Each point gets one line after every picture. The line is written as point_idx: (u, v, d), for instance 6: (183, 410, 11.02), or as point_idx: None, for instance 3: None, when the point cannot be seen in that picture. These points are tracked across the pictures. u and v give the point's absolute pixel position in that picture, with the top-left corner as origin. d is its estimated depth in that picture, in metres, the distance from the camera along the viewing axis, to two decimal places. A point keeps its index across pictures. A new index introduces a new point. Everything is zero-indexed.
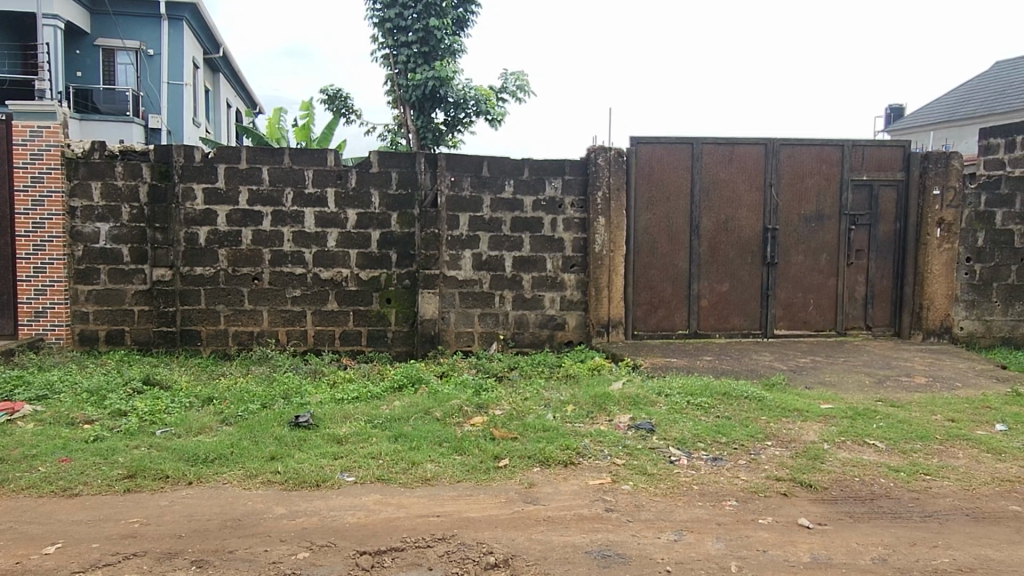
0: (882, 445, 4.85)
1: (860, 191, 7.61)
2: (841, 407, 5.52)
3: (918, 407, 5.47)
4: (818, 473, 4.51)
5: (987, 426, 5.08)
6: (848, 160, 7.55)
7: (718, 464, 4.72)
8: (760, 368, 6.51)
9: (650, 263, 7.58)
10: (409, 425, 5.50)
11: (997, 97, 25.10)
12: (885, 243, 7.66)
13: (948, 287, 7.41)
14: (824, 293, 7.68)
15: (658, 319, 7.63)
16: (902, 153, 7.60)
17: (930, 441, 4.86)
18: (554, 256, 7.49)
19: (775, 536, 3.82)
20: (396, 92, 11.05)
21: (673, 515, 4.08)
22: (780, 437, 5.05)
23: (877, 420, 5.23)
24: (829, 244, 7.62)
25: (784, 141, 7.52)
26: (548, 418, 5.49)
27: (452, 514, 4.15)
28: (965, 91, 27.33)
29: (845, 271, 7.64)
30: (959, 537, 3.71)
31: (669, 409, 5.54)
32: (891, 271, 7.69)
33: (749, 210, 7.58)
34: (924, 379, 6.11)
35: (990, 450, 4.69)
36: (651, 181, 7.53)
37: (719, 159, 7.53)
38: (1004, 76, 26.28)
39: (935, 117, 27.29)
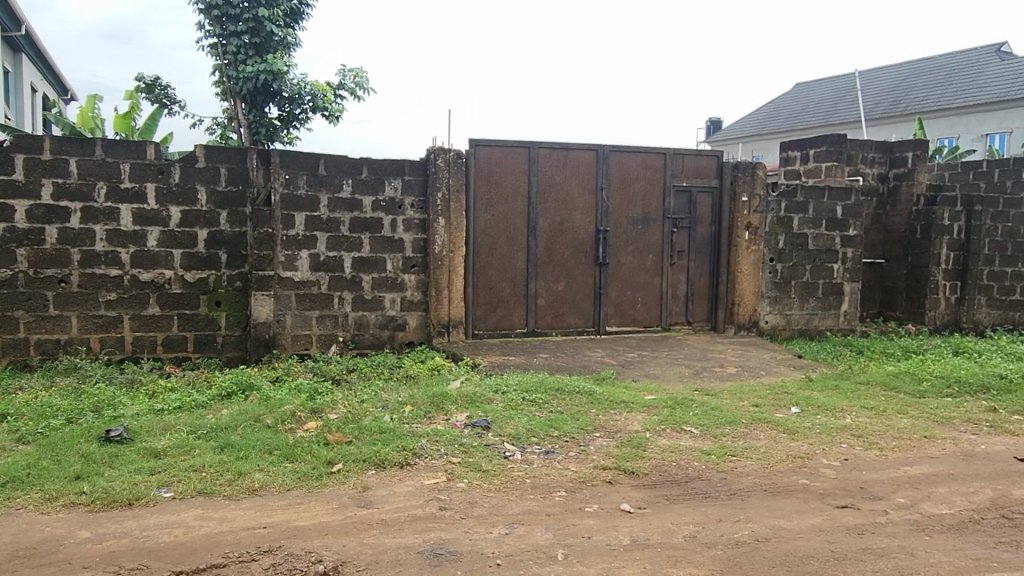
0: (696, 431, 5.25)
1: (680, 196, 8.20)
2: (663, 397, 5.92)
3: (728, 395, 5.98)
4: (640, 460, 4.80)
5: (784, 409, 5.65)
6: (670, 167, 8.11)
7: (549, 457, 4.90)
8: (592, 364, 6.83)
9: (489, 264, 7.71)
10: (237, 434, 5.22)
11: (799, 115, 28.06)
12: (703, 244, 8.30)
13: (755, 285, 8.16)
14: (650, 292, 8.20)
15: (497, 318, 7.78)
16: (715, 162, 8.28)
17: (737, 425, 5.34)
18: (394, 256, 7.42)
19: (600, 522, 4.02)
20: (225, 84, 10.45)
21: (506, 509, 4.18)
22: (607, 429, 5.32)
23: (693, 408, 5.66)
24: (654, 246, 8.14)
25: (614, 148, 7.94)
26: (384, 420, 5.42)
27: (280, 523, 3.99)
28: (773, 107, 30.27)
29: (668, 271, 8.19)
30: (758, 510, 4.10)
31: (504, 406, 5.67)
32: (707, 270, 8.34)
33: (582, 212, 7.92)
34: (734, 369, 6.70)
35: (786, 431, 5.21)
36: (490, 182, 7.66)
37: (554, 163, 7.81)
38: (804, 95, 29.42)
39: (748, 129, 29.97)
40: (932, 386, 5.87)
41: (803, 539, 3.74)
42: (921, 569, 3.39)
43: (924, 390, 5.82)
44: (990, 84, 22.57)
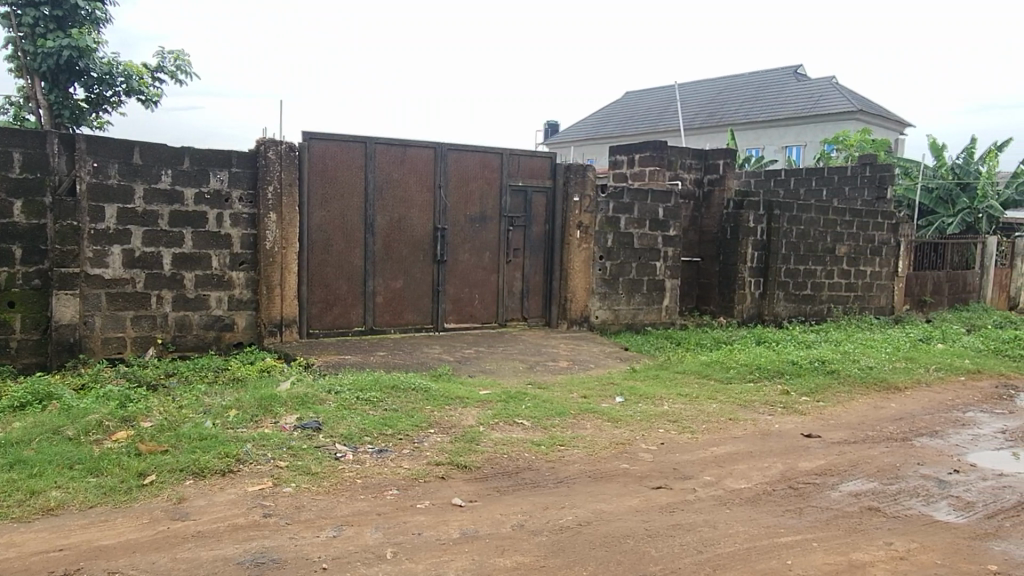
0: (528, 423, 5.42)
1: (516, 196, 8.41)
2: (497, 391, 6.05)
3: (559, 387, 6.23)
4: (472, 454, 4.87)
5: (610, 399, 5.98)
6: (507, 167, 8.29)
7: (383, 455, 4.84)
8: (429, 361, 6.84)
9: (324, 261, 7.48)
10: (31, 449, 4.68)
11: (629, 122, 29.76)
12: (538, 243, 8.57)
13: (586, 281, 8.55)
14: (488, 288, 8.34)
15: (333, 317, 7.57)
16: (550, 163, 8.57)
17: (566, 415, 5.57)
18: (220, 253, 7.00)
19: (430, 518, 4.03)
20: (19, 59, 9.33)
21: (335, 511, 4.08)
22: (441, 424, 5.35)
23: (525, 401, 5.84)
24: (491, 243, 8.29)
25: (451, 146, 7.98)
26: (205, 426, 5.10)
27: (79, 545, 3.63)
28: (606, 112, 31.87)
29: (505, 268, 8.38)
30: (582, 496, 4.31)
31: (337, 406, 5.53)
32: (543, 268, 8.63)
33: (420, 210, 7.90)
34: (565, 362, 6.98)
35: (610, 419, 5.51)
36: (325, 177, 7.43)
37: (391, 159, 7.72)
38: (633, 102, 31.25)
39: (584, 132, 31.33)
40: (738, 373, 6.46)
41: (621, 520, 3.97)
42: (722, 539, 3.72)
43: (730, 376, 6.39)
44: (788, 102, 25.21)
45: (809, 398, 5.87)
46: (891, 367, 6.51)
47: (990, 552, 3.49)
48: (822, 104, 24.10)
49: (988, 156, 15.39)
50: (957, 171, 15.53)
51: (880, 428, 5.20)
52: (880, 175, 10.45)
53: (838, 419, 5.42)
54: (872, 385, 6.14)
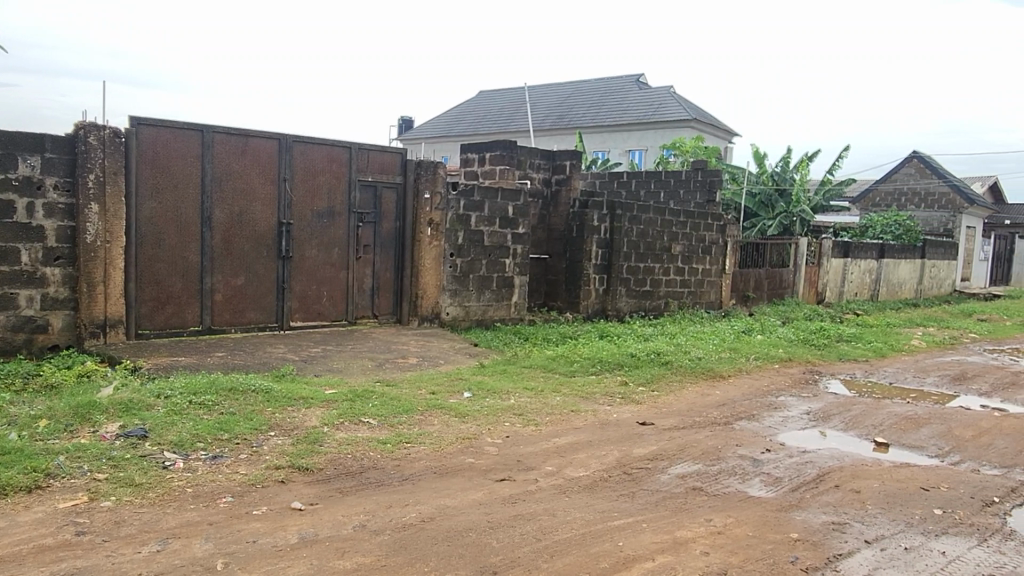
0: (373, 421, 5.34)
1: (365, 191, 8.26)
2: (343, 391, 5.92)
3: (407, 384, 6.21)
4: (314, 456, 4.73)
5: (457, 394, 6.03)
6: (355, 162, 8.12)
7: (217, 462, 4.59)
8: (272, 361, 6.56)
9: (155, 257, 6.96)
10: None
11: (483, 120, 30.09)
12: (387, 239, 8.47)
13: (437, 278, 8.55)
14: (336, 285, 8.13)
15: (165, 316, 7.06)
16: (400, 159, 8.49)
17: (413, 413, 5.55)
18: (31, 247, 6.30)
19: (267, 524, 3.86)
20: None
21: (160, 524, 3.81)
22: (282, 427, 5.15)
23: (372, 399, 5.75)
24: (339, 240, 8.09)
25: (296, 138, 7.70)
26: (9, 439, 4.58)
27: None
28: (460, 109, 32.02)
29: (354, 265, 8.21)
30: (426, 492, 4.31)
31: (167, 411, 5.17)
32: (393, 265, 8.54)
33: (263, 204, 7.55)
34: (415, 359, 6.96)
35: (457, 415, 5.56)
36: (156, 166, 6.90)
37: (231, 150, 7.31)
38: (487, 101, 31.64)
39: (438, 128, 31.31)
40: (580, 366, 6.73)
41: (463, 514, 4.01)
42: (559, 526, 3.85)
43: (574, 369, 6.65)
44: (632, 108, 26.56)
45: (644, 388, 6.23)
46: (717, 357, 7.05)
47: (793, 521, 3.87)
48: (662, 111, 25.60)
49: (802, 167, 16.97)
50: (776, 178, 17.05)
51: (706, 413, 5.61)
52: (711, 180, 11.12)
53: (670, 406, 5.79)
54: (700, 374, 6.62)
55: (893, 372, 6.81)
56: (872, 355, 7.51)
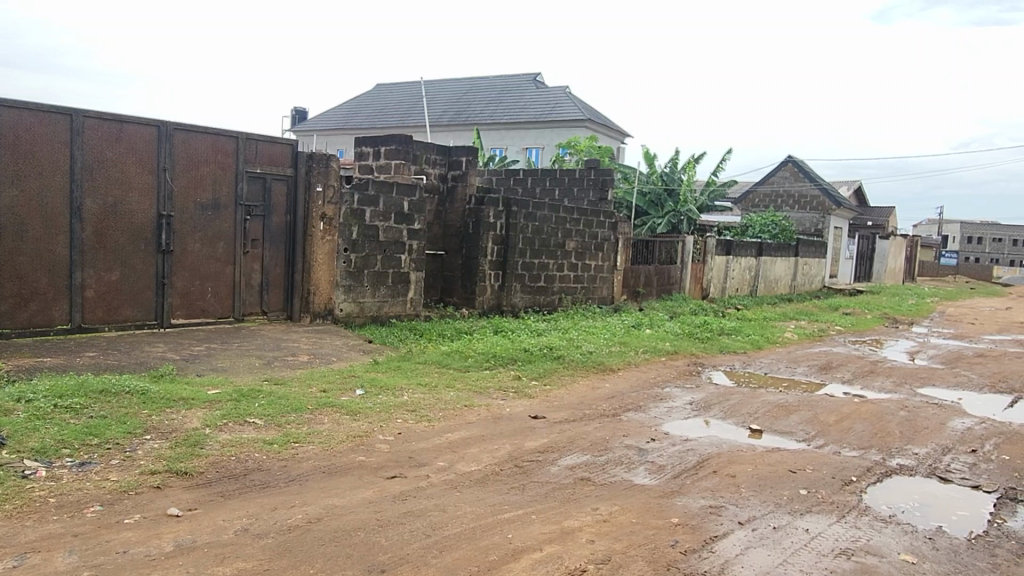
0: (260, 421, 5.16)
1: (253, 183, 7.95)
2: (227, 390, 5.68)
3: (297, 382, 6.03)
4: (195, 459, 4.51)
5: (350, 392, 5.92)
6: (243, 152, 7.81)
7: (85, 469, 4.28)
8: (150, 361, 6.21)
9: (16, 250, 6.40)
10: None
11: (380, 113, 29.62)
12: (277, 233, 8.18)
13: (329, 274, 8.40)
14: (222, 281, 7.79)
15: (29, 314, 6.52)
16: (291, 151, 8.23)
17: (302, 411, 5.40)
18: None
19: (140, 533, 3.65)
20: None
21: (18, 538, 3.52)
22: (160, 430, 4.88)
23: (259, 398, 5.55)
24: (226, 233, 7.75)
25: (178, 126, 7.31)
26: None
27: None
28: (356, 102, 31.36)
29: (241, 259, 7.89)
30: (314, 492, 4.20)
31: (28, 416, 4.78)
32: (283, 260, 8.27)
33: (141, 194, 7.11)
34: (306, 357, 6.77)
35: (348, 412, 5.45)
36: (17, 152, 6.35)
37: (104, 136, 6.84)
38: (384, 94, 31.15)
39: (333, 121, 30.53)
40: (475, 361, 6.76)
41: (352, 513, 3.93)
42: (450, 521, 3.85)
43: (469, 364, 6.67)
44: (530, 106, 26.90)
45: (537, 382, 6.34)
46: (607, 351, 7.26)
47: (674, 507, 4.04)
48: (559, 111, 26.08)
49: (688, 167, 17.81)
50: (664, 178, 17.76)
51: (596, 406, 5.77)
52: (602, 179, 11.54)
53: (561, 400, 5.92)
54: (591, 368, 6.80)
55: (768, 363, 7.25)
56: (750, 348, 7.96)
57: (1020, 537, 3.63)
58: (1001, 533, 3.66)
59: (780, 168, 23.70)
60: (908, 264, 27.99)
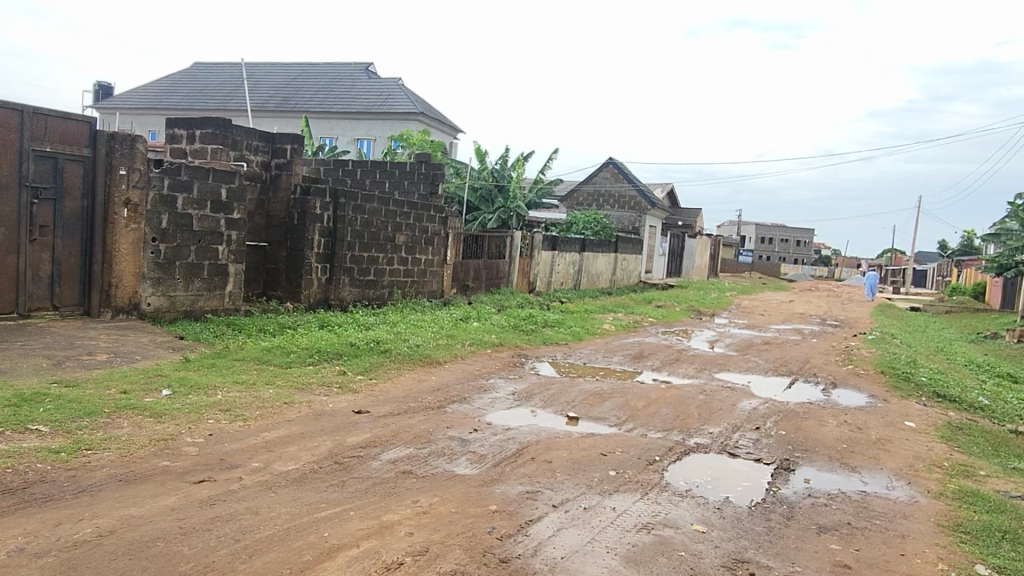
0: (45, 428, 4.63)
1: (42, 162, 7.11)
2: (5, 395, 5.03)
3: (92, 384, 5.48)
4: None
5: (154, 392, 5.48)
6: (29, 128, 6.96)
7: None
8: None
9: None
10: None
11: (198, 95, 27.61)
12: (72, 219, 7.38)
13: (134, 264, 7.66)
14: (4, 272, 6.84)
15: None
16: (88, 129, 7.46)
17: (97, 416, 4.92)
18: None
19: None
20: None
21: None
22: None
23: (44, 403, 4.97)
24: (7, 218, 6.84)
25: None
26: None
27: None
28: (170, 80, 28.97)
29: (27, 248, 7.00)
30: (108, 503, 3.83)
31: None
32: (79, 249, 7.47)
33: None
34: (104, 356, 6.17)
35: (152, 415, 5.04)
36: None
37: None
38: (202, 74, 29.06)
39: (143, 99, 28.00)
40: (297, 356, 6.52)
41: (151, 523, 3.63)
42: (261, 524, 3.68)
43: (290, 360, 6.42)
44: (361, 96, 26.35)
45: (362, 377, 6.24)
46: (434, 344, 7.29)
47: (492, 494, 4.14)
48: (391, 103, 25.78)
49: (518, 164, 18.24)
50: (496, 175, 18.06)
51: (420, 399, 5.78)
52: (433, 173, 11.64)
53: (386, 394, 5.86)
54: (417, 361, 6.80)
55: (586, 353, 7.64)
56: (570, 339, 8.35)
57: (790, 502, 4.11)
58: (776, 500, 4.13)
59: (601, 169, 24.96)
60: (711, 261, 30.73)
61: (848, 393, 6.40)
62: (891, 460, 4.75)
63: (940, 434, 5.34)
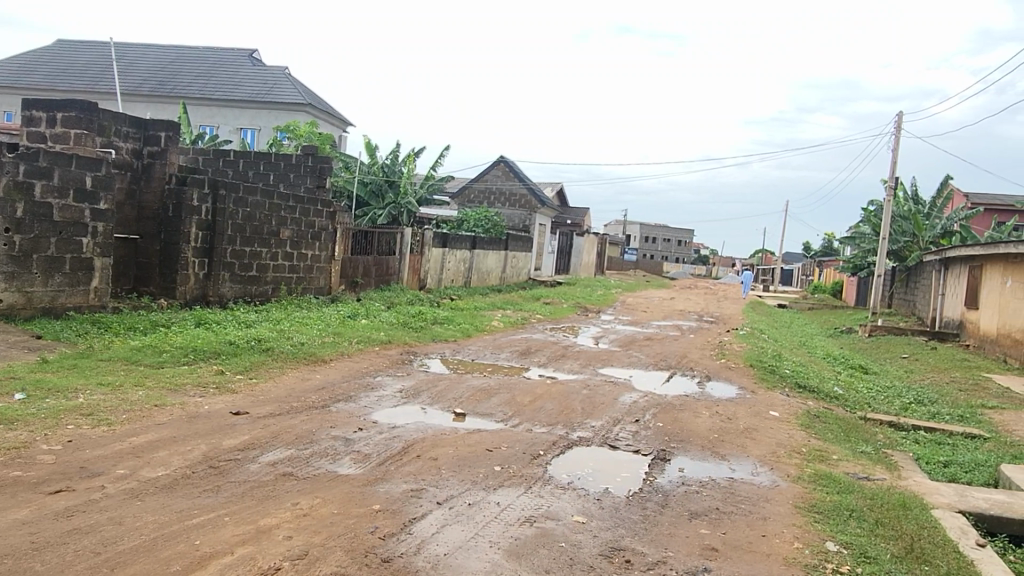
0: None
1: None
2: None
3: None
4: None
5: (5, 396, 5.03)
6: None
7: None
8: None
9: None
10: None
11: (61, 74, 25.54)
12: None
13: None
14: None
15: None
16: None
17: None
18: None
19: None
20: None
21: None
22: None
23: None
24: None
25: None
26: None
27: None
28: (28, 57, 26.63)
29: None
30: None
31: None
32: None
33: None
34: None
35: (2, 421, 4.62)
36: None
37: None
38: (66, 52, 26.90)
39: None
40: (170, 356, 6.18)
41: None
42: (125, 534, 3.46)
43: (162, 360, 6.07)
44: (245, 84, 25.28)
45: (242, 376, 5.99)
46: (319, 342, 7.11)
47: (376, 493, 4.09)
48: (277, 92, 24.89)
49: (408, 160, 18.16)
50: (385, 170, 17.85)
51: (303, 398, 5.63)
52: (320, 167, 11.35)
53: (267, 394, 5.66)
54: (300, 359, 6.60)
55: (474, 350, 7.68)
56: (459, 336, 8.37)
57: (664, 490, 4.30)
58: (651, 489, 4.31)
59: (493, 167, 25.10)
60: (598, 259, 31.64)
61: (720, 386, 6.78)
62: (756, 447, 5.07)
63: (800, 422, 5.76)
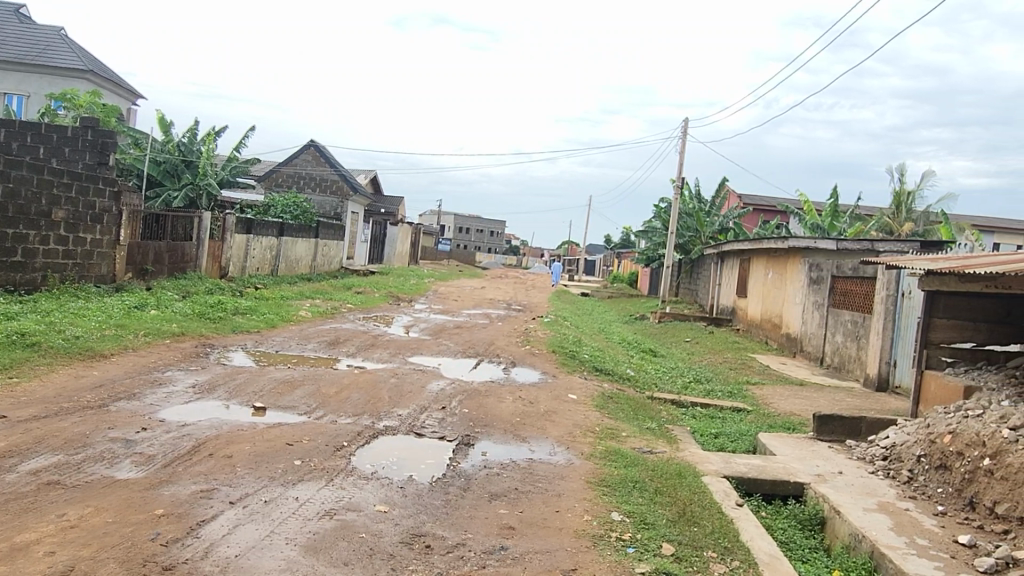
0: None
1: None
2: None
3: None
4: None
5: None
6: None
7: None
8: None
9: None
10: None
11: None
12: None
13: None
14: None
15: None
16: None
17: None
18: None
19: None
20: None
21: None
22: None
23: None
24: None
25: None
26: None
27: None
28: None
29: None
30: None
31: None
32: None
33: None
34: None
35: None
36: None
37: None
38: None
39: None
40: None
41: None
42: None
43: None
44: (10, 43, 22.15)
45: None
46: (99, 336, 6.42)
47: (159, 498, 3.78)
48: (51, 55, 22.08)
49: (208, 139, 16.96)
50: (181, 149, 16.59)
51: (76, 398, 5.06)
52: (101, 142, 10.21)
53: (31, 394, 5.02)
54: (75, 355, 5.93)
55: (279, 341, 7.35)
56: (262, 326, 7.96)
57: (467, 474, 4.41)
58: (455, 474, 4.40)
59: (302, 152, 24.01)
60: (412, 248, 31.57)
61: (525, 371, 7.07)
62: (555, 429, 5.35)
63: (595, 403, 6.17)
